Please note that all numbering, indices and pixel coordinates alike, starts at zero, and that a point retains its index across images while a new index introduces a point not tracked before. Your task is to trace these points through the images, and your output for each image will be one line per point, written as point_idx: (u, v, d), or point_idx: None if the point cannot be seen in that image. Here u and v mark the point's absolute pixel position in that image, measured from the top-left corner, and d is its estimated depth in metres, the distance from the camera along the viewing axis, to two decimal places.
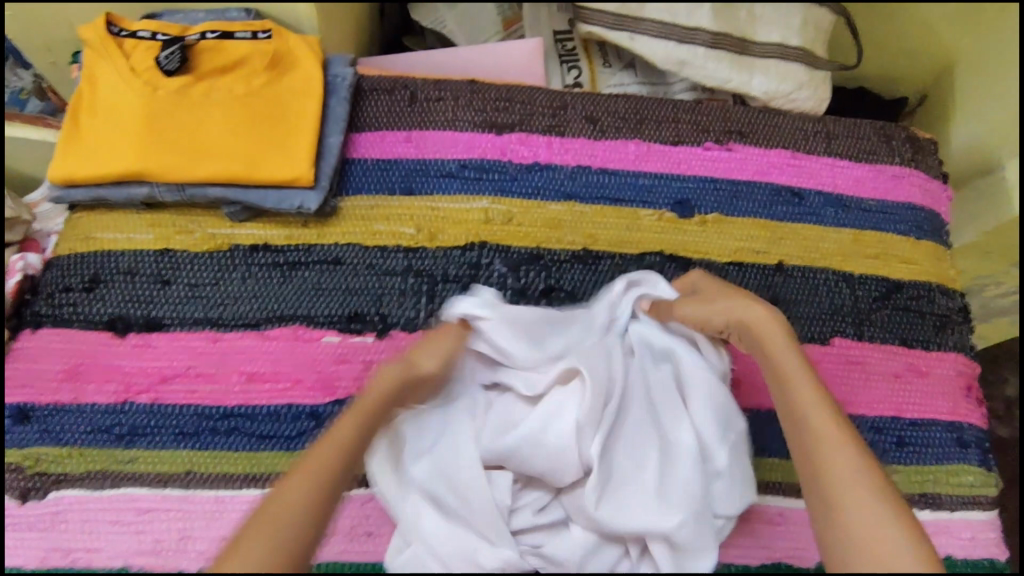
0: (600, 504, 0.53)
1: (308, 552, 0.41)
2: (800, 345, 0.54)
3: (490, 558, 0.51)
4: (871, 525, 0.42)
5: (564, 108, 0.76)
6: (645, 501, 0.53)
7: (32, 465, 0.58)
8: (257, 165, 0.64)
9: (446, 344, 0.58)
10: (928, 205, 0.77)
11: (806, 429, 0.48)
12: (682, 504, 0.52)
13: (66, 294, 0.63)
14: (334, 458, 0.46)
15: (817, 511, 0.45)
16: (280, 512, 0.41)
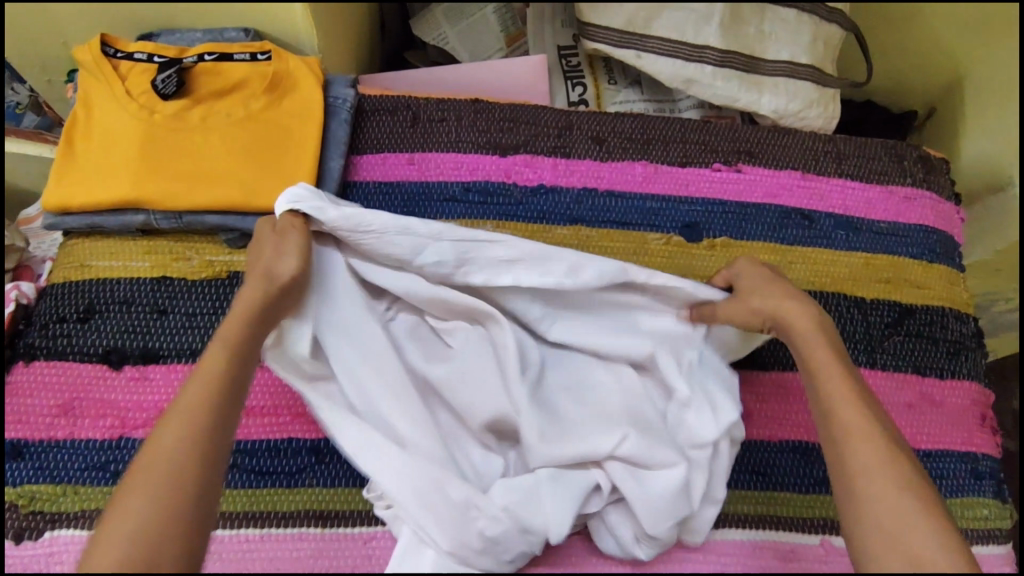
0: (552, 436, 0.57)
1: (194, 487, 0.44)
2: (830, 334, 0.56)
3: (458, 491, 0.53)
4: (903, 523, 0.46)
5: (570, 128, 0.74)
6: (589, 428, 0.58)
7: (26, 504, 0.56)
8: (257, 192, 0.62)
9: (300, 243, 0.56)
10: (941, 227, 0.75)
11: (835, 424, 0.51)
12: (624, 424, 0.57)
13: (60, 325, 0.61)
14: (201, 398, 0.47)
15: (844, 503, 0.49)
16: (154, 460, 0.44)
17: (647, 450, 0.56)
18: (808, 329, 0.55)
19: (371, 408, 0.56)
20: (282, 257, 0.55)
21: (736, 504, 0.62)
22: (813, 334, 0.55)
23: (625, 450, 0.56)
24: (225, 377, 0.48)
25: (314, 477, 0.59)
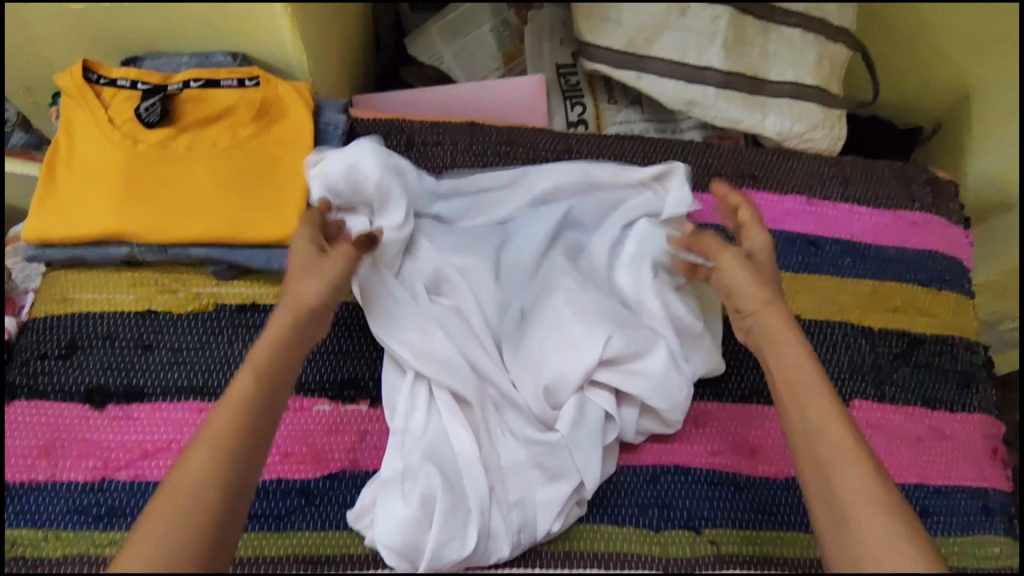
0: (541, 356, 0.60)
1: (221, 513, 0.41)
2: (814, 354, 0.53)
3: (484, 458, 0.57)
4: (893, 549, 0.42)
5: (569, 151, 0.73)
6: (573, 347, 0.60)
7: (5, 551, 0.54)
8: (244, 224, 0.60)
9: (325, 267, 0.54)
10: (950, 253, 0.74)
11: (817, 444, 0.48)
12: (608, 326, 0.60)
13: (41, 361, 0.59)
14: (228, 419, 0.44)
15: (828, 533, 0.45)
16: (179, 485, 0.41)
17: (635, 348, 0.60)
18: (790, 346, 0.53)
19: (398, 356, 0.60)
20: (308, 279, 0.53)
21: (740, 546, 0.59)
22: (792, 364, 0.52)
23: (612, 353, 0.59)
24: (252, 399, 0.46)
25: (304, 519, 0.57)
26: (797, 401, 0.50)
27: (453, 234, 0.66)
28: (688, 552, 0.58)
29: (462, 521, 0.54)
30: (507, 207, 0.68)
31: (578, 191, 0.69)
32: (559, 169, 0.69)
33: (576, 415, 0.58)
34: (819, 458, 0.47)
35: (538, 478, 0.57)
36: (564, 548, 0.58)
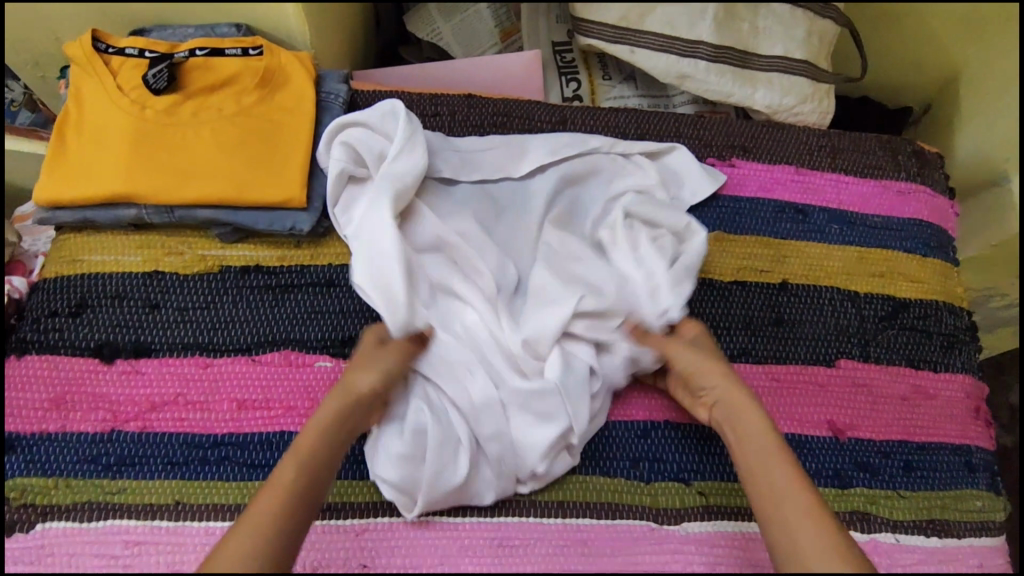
0: (527, 312, 0.63)
1: None
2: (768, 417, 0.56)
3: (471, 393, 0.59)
4: None
5: (564, 123, 0.75)
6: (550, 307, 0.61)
7: (17, 497, 0.56)
8: (248, 187, 0.62)
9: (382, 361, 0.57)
10: (935, 221, 0.76)
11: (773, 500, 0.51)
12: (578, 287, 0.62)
13: (52, 319, 0.61)
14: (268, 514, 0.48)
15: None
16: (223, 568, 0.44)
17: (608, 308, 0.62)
18: (755, 420, 0.55)
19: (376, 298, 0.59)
20: (363, 371, 0.56)
21: (729, 497, 0.61)
22: (757, 430, 0.55)
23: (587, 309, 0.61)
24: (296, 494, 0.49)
25: None
26: (764, 464, 0.53)
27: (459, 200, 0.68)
28: (678, 503, 0.61)
29: (452, 455, 0.57)
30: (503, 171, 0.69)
31: (575, 160, 0.71)
32: (557, 136, 0.71)
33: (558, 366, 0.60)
34: (781, 522, 0.50)
35: (528, 423, 0.59)
36: (556, 498, 0.60)
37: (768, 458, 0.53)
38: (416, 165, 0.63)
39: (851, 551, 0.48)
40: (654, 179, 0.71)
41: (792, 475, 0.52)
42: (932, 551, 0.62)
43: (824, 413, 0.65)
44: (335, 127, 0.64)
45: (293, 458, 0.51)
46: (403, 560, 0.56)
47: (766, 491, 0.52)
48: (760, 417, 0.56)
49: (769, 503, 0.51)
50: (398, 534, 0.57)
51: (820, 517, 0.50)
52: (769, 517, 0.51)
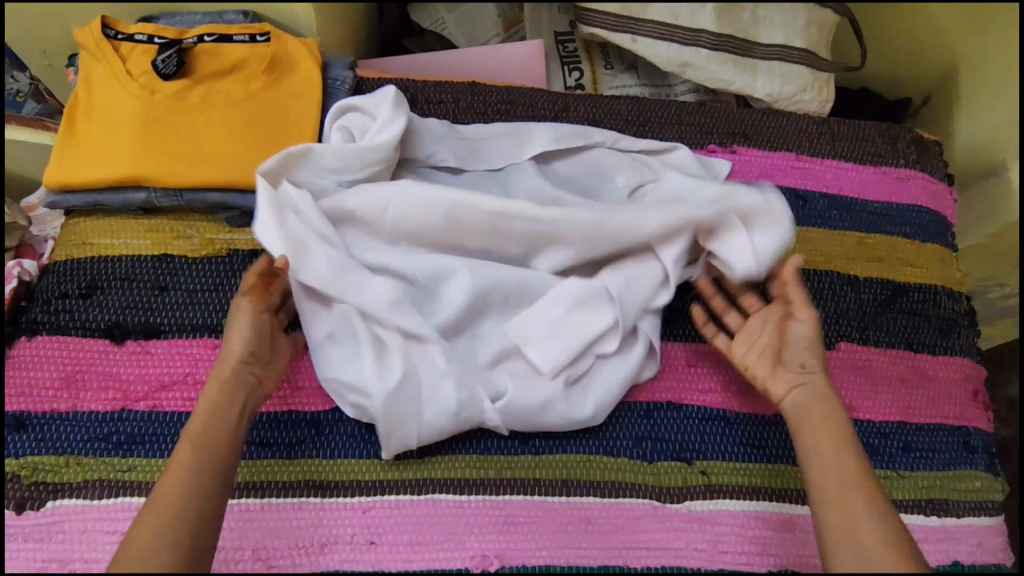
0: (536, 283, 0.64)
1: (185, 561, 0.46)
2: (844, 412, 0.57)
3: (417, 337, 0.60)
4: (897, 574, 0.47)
5: (567, 110, 0.75)
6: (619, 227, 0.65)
7: (29, 475, 0.57)
8: (256, 170, 0.63)
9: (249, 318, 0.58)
10: (934, 207, 0.76)
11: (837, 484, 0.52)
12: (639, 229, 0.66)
13: (63, 300, 0.62)
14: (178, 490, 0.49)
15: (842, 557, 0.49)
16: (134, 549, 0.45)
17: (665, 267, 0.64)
18: (825, 411, 0.57)
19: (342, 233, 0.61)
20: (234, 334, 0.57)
21: (732, 476, 0.62)
22: (823, 421, 0.56)
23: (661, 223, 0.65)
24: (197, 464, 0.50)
25: (312, 448, 0.59)
26: (830, 455, 0.54)
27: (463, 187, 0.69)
28: (681, 481, 0.61)
29: (405, 393, 0.58)
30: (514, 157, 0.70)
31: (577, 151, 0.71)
32: (560, 126, 0.71)
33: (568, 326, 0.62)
34: (841, 509, 0.51)
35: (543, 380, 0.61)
36: (560, 477, 0.60)
37: (835, 449, 0.54)
38: (387, 142, 0.63)
39: (907, 549, 0.49)
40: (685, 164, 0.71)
41: (856, 467, 0.53)
42: (930, 530, 0.63)
43: None
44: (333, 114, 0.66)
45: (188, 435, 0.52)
46: (409, 537, 0.57)
47: (827, 478, 0.53)
48: (830, 408, 0.57)
49: (827, 489, 0.52)
50: (403, 511, 0.58)
51: (881, 509, 0.51)
52: (829, 503, 0.52)
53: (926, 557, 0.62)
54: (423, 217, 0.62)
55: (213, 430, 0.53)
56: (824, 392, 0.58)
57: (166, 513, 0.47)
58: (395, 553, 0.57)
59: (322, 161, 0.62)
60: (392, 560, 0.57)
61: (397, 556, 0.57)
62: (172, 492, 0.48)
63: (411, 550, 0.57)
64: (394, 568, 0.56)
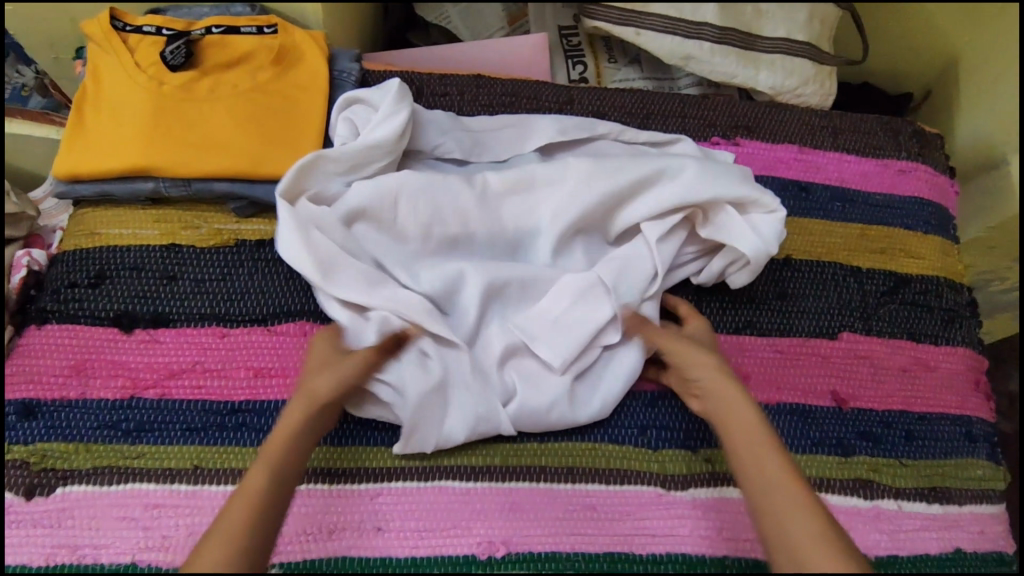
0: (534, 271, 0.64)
1: None
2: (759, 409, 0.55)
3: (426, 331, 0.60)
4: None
5: (571, 103, 0.76)
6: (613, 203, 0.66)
7: (38, 462, 0.57)
8: (263, 159, 0.64)
9: (343, 363, 0.56)
10: (936, 199, 0.77)
11: (766, 489, 0.49)
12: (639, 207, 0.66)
13: (72, 290, 0.63)
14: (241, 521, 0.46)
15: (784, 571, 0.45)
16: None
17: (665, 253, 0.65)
18: (745, 411, 0.54)
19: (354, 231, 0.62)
20: (324, 374, 0.55)
21: None
22: (748, 423, 0.54)
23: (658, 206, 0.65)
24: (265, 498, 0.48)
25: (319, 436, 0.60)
26: (755, 458, 0.51)
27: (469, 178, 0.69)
28: (685, 469, 0.62)
29: (431, 393, 0.58)
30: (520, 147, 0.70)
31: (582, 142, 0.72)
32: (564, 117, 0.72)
33: (573, 322, 0.62)
34: (773, 514, 0.48)
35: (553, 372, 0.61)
36: (566, 465, 0.61)
37: (760, 450, 0.52)
38: (390, 136, 0.63)
39: (844, 548, 0.45)
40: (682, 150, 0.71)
41: (782, 465, 0.50)
42: (931, 517, 0.64)
43: (827, 383, 0.67)
44: (337, 107, 0.66)
45: (262, 471, 0.49)
46: (416, 524, 0.58)
47: (757, 482, 0.50)
48: (749, 410, 0.54)
49: (760, 494, 0.50)
50: (411, 498, 0.59)
51: (812, 508, 0.47)
52: (763, 509, 0.49)
53: (928, 545, 0.62)
54: (430, 217, 0.63)
55: (285, 464, 0.50)
56: (737, 393, 0.56)
57: (237, 539, 0.45)
58: (402, 540, 0.57)
59: (330, 167, 0.63)
60: (399, 546, 0.57)
61: (403, 543, 0.57)
62: (243, 520, 0.46)
63: (418, 537, 0.57)
64: (401, 554, 0.57)
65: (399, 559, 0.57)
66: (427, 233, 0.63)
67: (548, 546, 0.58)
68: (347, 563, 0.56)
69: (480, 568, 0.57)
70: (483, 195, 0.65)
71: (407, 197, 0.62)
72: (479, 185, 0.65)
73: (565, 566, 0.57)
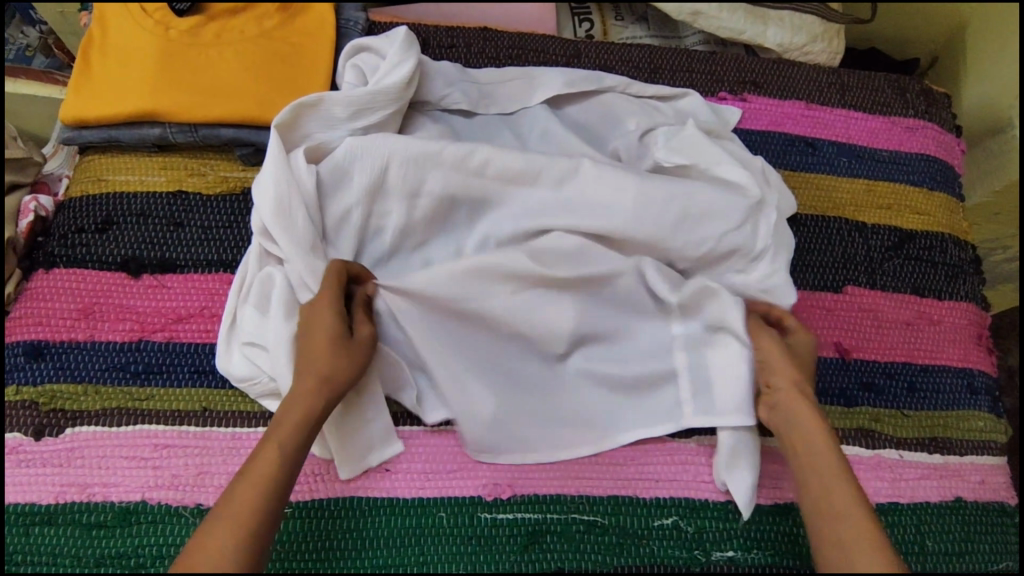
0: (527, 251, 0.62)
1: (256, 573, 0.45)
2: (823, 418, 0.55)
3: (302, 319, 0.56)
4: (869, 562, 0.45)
5: (577, 56, 0.76)
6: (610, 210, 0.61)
7: (47, 402, 0.58)
8: (269, 105, 0.64)
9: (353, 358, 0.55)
10: (942, 156, 0.77)
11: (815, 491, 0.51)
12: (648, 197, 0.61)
13: (78, 235, 0.63)
14: (252, 497, 0.47)
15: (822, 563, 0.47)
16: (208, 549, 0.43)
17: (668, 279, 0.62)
18: (805, 422, 0.55)
19: (331, 185, 0.60)
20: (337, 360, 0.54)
21: None
22: (812, 429, 0.54)
23: (657, 227, 0.61)
24: (272, 476, 0.48)
25: None
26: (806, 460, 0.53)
27: (473, 129, 0.69)
28: None
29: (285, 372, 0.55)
30: (526, 100, 0.70)
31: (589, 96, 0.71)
32: (573, 70, 0.71)
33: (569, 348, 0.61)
34: (845, 541, 0.47)
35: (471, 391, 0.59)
36: None
37: (828, 479, 0.51)
38: (398, 82, 0.62)
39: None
40: (712, 151, 0.66)
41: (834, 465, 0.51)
42: (931, 467, 0.64)
43: (830, 335, 0.67)
44: (347, 50, 0.66)
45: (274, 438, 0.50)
46: (421, 466, 0.58)
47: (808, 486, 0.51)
48: (818, 429, 0.54)
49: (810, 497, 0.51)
50: (416, 441, 0.59)
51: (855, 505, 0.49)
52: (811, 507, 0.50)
53: (929, 494, 0.63)
54: (411, 194, 0.60)
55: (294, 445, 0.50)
56: (817, 424, 0.54)
57: (244, 508, 0.46)
58: (408, 481, 0.58)
59: (333, 110, 0.62)
60: (406, 488, 0.58)
61: (410, 484, 0.58)
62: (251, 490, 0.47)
63: (424, 478, 0.58)
64: (407, 495, 0.57)
65: (407, 500, 0.57)
66: (414, 203, 0.61)
67: (551, 490, 0.58)
68: (352, 503, 0.57)
69: (486, 509, 0.57)
70: (474, 173, 0.61)
71: (402, 165, 0.60)
72: (476, 163, 0.61)
73: (570, 508, 0.58)
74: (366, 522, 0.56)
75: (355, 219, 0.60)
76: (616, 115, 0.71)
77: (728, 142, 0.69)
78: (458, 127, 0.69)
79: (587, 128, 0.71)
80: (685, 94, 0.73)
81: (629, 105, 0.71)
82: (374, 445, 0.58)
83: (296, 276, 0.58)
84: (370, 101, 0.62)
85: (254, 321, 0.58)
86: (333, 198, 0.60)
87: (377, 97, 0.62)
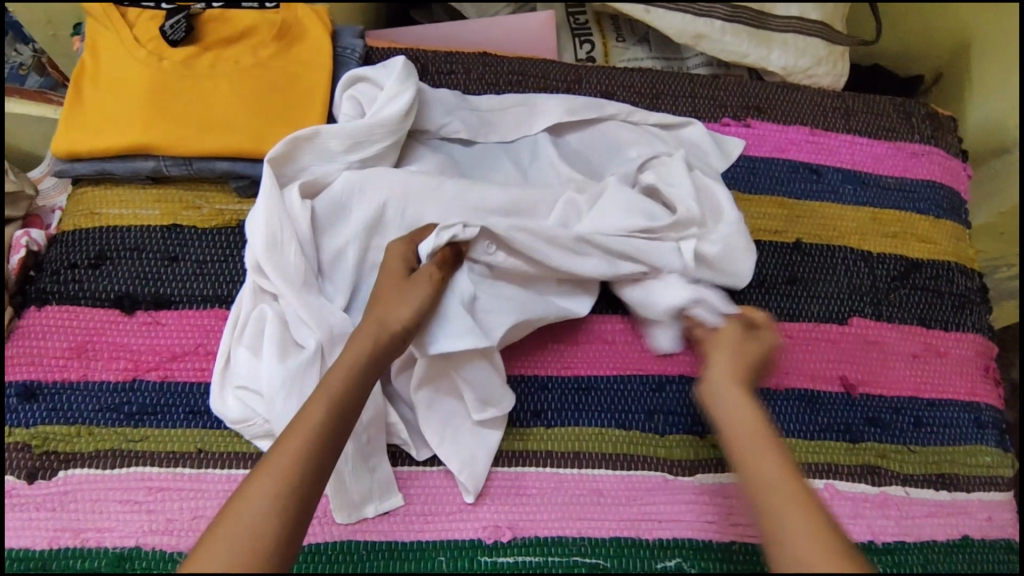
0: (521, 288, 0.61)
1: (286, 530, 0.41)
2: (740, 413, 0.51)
3: (295, 360, 0.55)
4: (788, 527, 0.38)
5: (578, 81, 0.74)
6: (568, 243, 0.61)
7: (39, 445, 0.57)
8: (264, 139, 0.62)
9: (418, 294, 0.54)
10: (949, 182, 0.76)
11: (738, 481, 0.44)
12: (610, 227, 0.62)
13: (72, 270, 0.62)
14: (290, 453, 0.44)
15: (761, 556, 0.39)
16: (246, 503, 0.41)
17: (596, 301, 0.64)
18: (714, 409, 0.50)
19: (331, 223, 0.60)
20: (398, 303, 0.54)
21: None
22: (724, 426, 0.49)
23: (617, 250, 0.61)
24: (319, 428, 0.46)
25: None
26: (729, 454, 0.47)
27: (472, 159, 0.68)
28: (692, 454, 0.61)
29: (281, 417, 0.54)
30: (525, 125, 0.69)
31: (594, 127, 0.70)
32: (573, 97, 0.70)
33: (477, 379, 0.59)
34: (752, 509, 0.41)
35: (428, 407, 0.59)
36: (573, 450, 0.60)
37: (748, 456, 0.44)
38: (396, 115, 0.61)
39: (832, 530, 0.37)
40: (686, 185, 0.64)
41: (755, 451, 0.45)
42: (938, 504, 0.63)
43: (836, 368, 0.66)
44: (348, 77, 0.64)
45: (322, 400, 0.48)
46: (420, 508, 0.58)
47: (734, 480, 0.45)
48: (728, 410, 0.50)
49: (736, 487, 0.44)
50: (415, 483, 0.59)
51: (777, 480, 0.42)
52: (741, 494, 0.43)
53: (935, 532, 0.62)
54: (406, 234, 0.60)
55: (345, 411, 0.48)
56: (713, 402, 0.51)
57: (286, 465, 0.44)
58: (408, 524, 0.57)
59: (330, 144, 0.61)
60: (405, 531, 0.57)
61: (409, 528, 0.57)
62: (295, 449, 0.45)
63: (424, 521, 0.57)
64: (407, 538, 0.56)
65: (406, 544, 0.56)
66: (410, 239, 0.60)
67: (552, 531, 0.57)
68: (349, 547, 0.56)
69: (486, 553, 0.56)
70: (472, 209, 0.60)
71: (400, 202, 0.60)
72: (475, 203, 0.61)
73: (572, 550, 0.57)
74: (366, 567, 0.55)
75: (351, 256, 0.59)
76: (619, 143, 0.70)
77: (719, 185, 0.65)
78: (456, 157, 0.68)
79: (590, 154, 0.70)
80: (688, 121, 0.71)
81: (628, 132, 0.70)
82: (373, 497, 0.57)
83: (293, 315, 0.57)
84: (367, 134, 0.61)
85: (246, 362, 0.57)
86: (329, 234, 0.60)
87: (375, 131, 0.61)
